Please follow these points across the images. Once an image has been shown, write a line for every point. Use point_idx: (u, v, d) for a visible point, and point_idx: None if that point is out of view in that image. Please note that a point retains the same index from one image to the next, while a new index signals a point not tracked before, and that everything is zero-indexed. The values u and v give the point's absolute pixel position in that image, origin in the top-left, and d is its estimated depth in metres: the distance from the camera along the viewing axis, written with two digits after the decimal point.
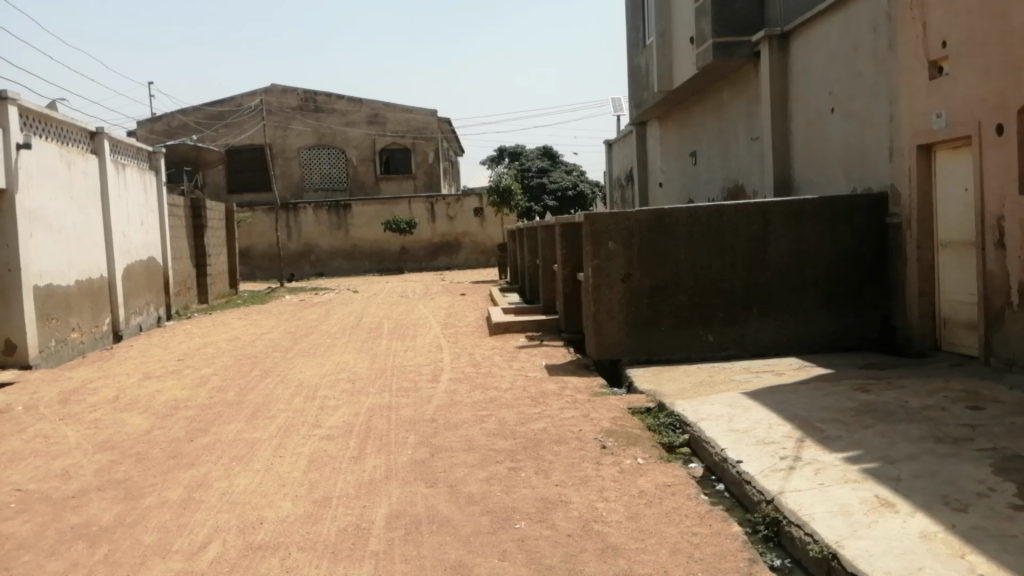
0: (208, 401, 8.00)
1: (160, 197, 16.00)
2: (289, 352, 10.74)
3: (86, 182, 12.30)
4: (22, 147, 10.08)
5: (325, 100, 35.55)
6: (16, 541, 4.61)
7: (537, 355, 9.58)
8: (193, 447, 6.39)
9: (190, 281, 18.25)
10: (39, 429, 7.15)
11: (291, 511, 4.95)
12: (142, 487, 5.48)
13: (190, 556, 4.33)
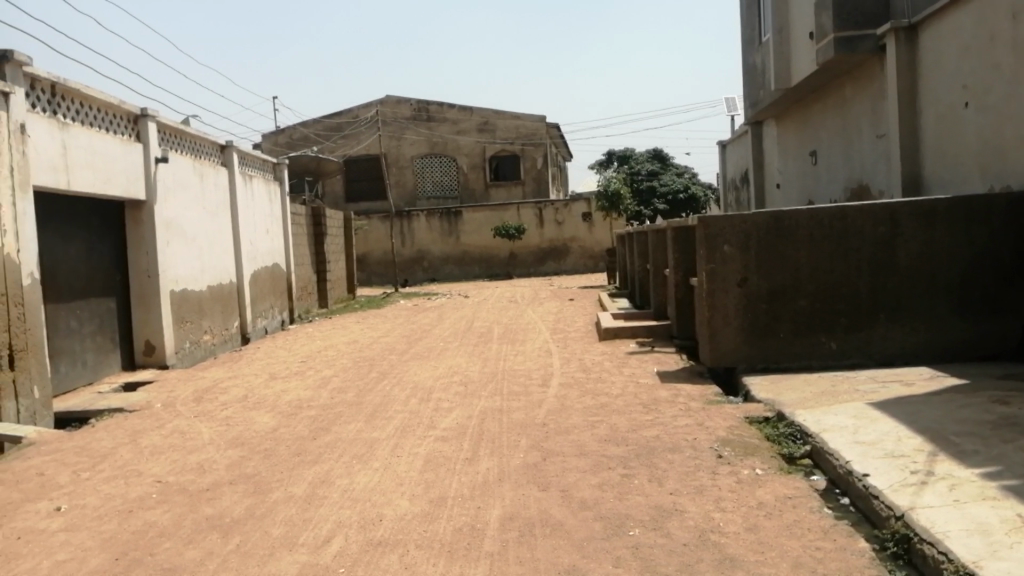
0: (330, 402, 8.32)
1: (284, 206, 16.78)
2: (404, 355, 11.02)
3: (217, 192, 13.05)
4: (160, 161, 10.81)
5: (437, 109, 36.33)
6: (157, 529, 4.93)
7: (649, 362, 9.47)
8: (316, 445, 6.66)
9: (311, 287, 19.04)
10: (176, 426, 7.62)
11: (408, 510, 5.08)
12: (270, 482, 5.76)
13: (315, 549, 4.51)
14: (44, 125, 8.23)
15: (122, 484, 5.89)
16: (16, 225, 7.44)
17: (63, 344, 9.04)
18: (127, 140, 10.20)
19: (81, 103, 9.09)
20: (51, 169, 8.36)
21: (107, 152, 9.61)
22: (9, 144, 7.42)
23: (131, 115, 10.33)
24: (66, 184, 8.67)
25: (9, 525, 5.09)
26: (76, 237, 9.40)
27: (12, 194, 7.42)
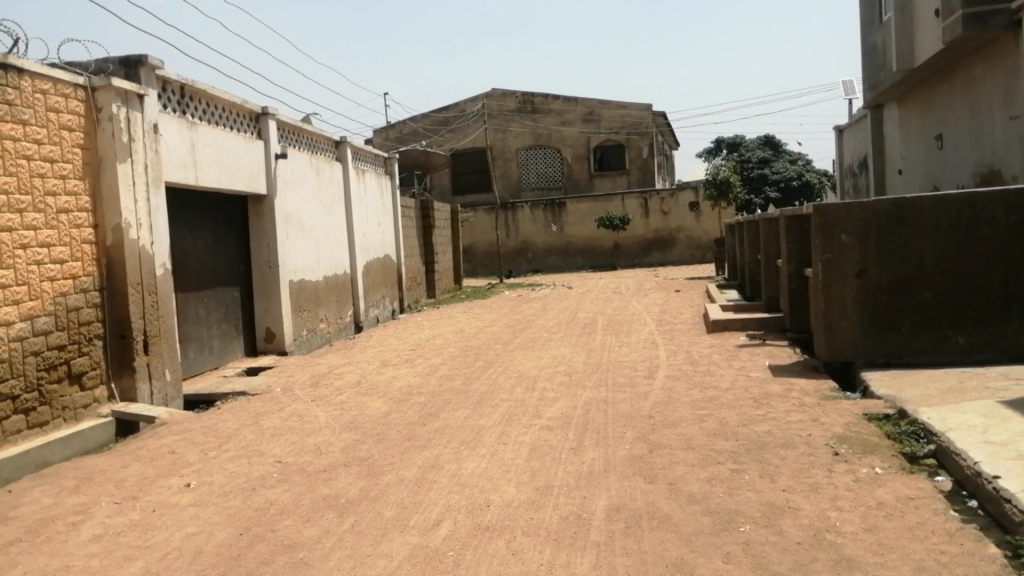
0: (438, 389, 8.51)
1: (395, 199, 17.22)
2: (509, 345, 11.14)
3: (332, 186, 13.53)
4: (278, 157, 11.32)
5: (543, 101, 36.24)
6: (278, 506, 5.18)
7: (760, 355, 9.22)
8: (426, 431, 6.84)
9: (420, 278, 19.48)
10: (295, 409, 7.98)
11: (515, 497, 5.15)
12: (383, 465, 5.95)
13: (425, 531, 4.64)
14: (174, 124, 8.74)
15: (246, 463, 6.21)
16: (149, 218, 7.94)
17: (193, 331, 9.60)
18: (249, 137, 10.70)
19: (206, 102, 9.60)
20: (180, 166, 8.87)
21: (231, 149, 10.12)
22: (143, 143, 7.91)
23: (252, 113, 10.84)
24: (194, 179, 9.19)
25: (145, 498, 5.46)
26: (203, 230, 9.96)
27: (145, 190, 7.92)
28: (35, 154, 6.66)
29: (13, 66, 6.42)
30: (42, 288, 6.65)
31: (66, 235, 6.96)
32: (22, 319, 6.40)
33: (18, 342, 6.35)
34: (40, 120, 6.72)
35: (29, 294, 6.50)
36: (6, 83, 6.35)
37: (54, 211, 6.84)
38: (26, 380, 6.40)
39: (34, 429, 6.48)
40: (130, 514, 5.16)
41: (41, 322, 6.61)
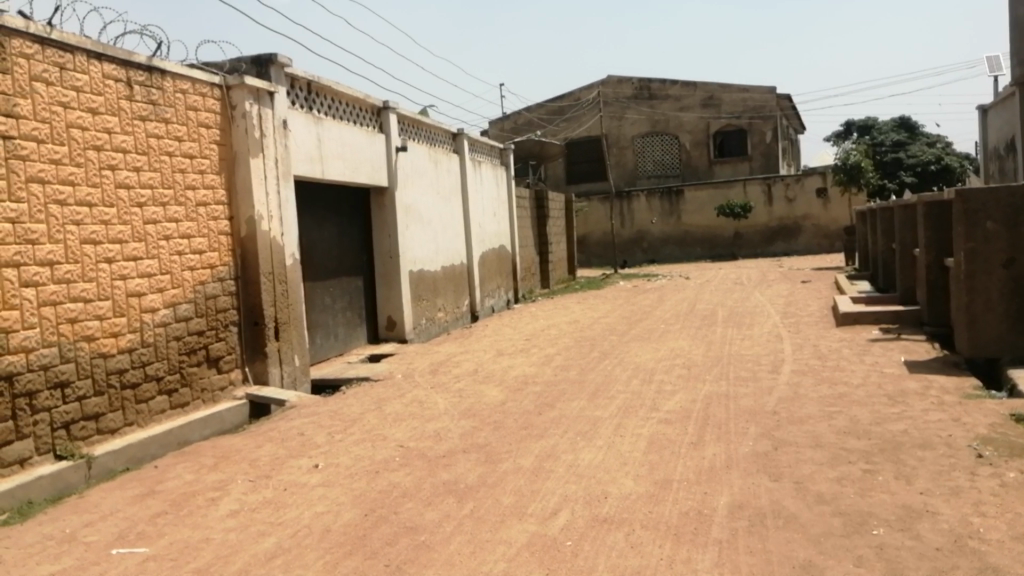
0: (553, 379, 8.52)
1: (510, 189, 17.35)
2: (625, 336, 11.02)
3: (450, 178, 13.76)
4: (399, 149, 11.60)
5: (660, 87, 35.57)
6: (400, 489, 5.32)
7: (894, 350, 8.73)
8: (542, 420, 6.86)
9: (534, 268, 19.55)
10: (416, 395, 8.18)
11: (633, 490, 5.08)
12: (500, 453, 6.01)
13: (543, 520, 4.65)
14: (302, 119, 9.11)
15: (369, 447, 6.42)
16: (279, 210, 8.31)
17: (320, 319, 9.99)
18: (371, 130, 11.02)
19: (332, 98, 9.95)
20: (307, 160, 9.23)
21: (354, 143, 10.45)
22: (273, 139, 8.28)
23: (374, 108, 11.16)
24: (320, 173, 9.54)
25: (276, 477, 5.73)
26: (328, 222, 10.34)
27: (275, 184, 8.28)
28: (176, 150, 7.07)
29: (156, 68, 6.85)
30: (182, 277, 7.07)
31: (204, 227, 7.37)
32: (165, 306, 6.83)
33: (162, 327, 6.78)
34: (180, 118, 7.13)
35: (171, 283, 6.92)
36: (150, 84, 6.78)
37: (193, 205, 7.26)
38: (169, 363, 6.83)
39: (177, 409, 6.92)
40: (263, 492, 5.43)
41: (182, 308, 7.03)
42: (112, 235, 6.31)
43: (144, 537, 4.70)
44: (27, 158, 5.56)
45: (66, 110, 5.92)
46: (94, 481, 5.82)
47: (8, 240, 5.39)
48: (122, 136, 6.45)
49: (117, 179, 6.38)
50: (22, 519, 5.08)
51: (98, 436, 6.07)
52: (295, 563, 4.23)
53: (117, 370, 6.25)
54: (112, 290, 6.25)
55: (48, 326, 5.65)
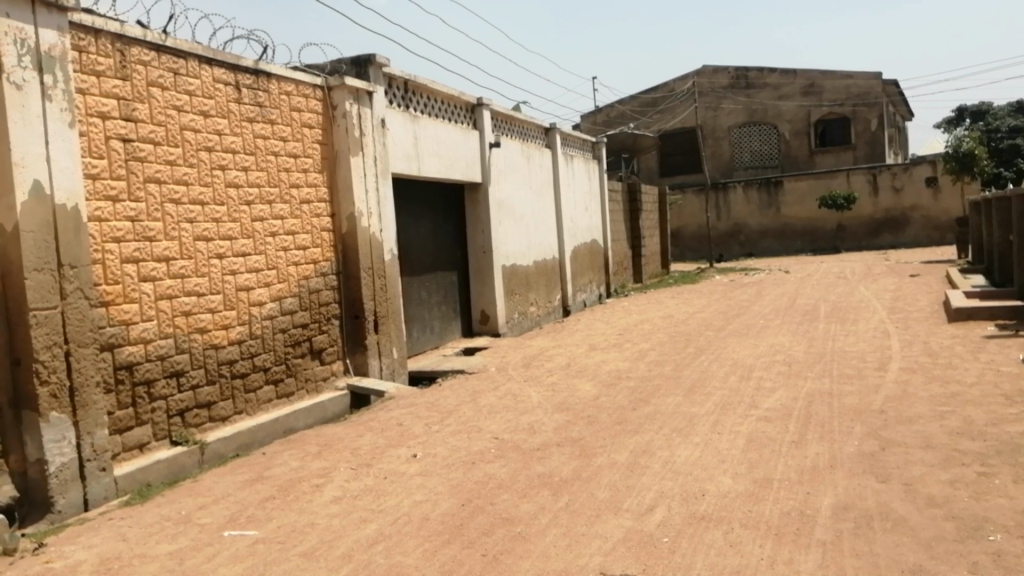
0: (647, 374, 8.44)
1: (602, 183, 17.25)
2: (722, 332, 10.78)
3: (542, 173, 13.80)
4: (492, 146, 11.71)
5: (757, 75, 34.62)
6: (496, 481, 5.39)
7: (1013, 347, 8.25)
8: (637, 415, 6.80)
9: (626, 262, 19.36)
10: (509, 388, 8.26)
11: (732, 488, 4.98)
12: (595, 447, 6.00)
13: (640, 516, 4.62)
14: (399, 118, 9.32)
15: (465, 438, 6.51)
16: (378, 207, 8.53)
17: (416, 312, 10.21)
18: (465, 127, 11.16)
19: (427, 96, 10.13)
20: (404, 157, 9.44)
21: (449, 140, 10.61)
22: (372, 137, 8.50)
23: (468, 105, 11.31)
24: (417, 170, 9.73)
25: (376, 466, 5.89)
26: (424, 218, 10.54)
27: (374, 181, 8.50)
28: (281, 150, 7.35)
29: (262, 71, 7.13)
30: (288, 272, 7.35)
31: (307, 224, 7.64)
32: (271, 300, 7.12)
33: (269, 320, 7.07)
34: (285, 119, 7.41)
35: (278, 277, 7.21)
36: (257, 87, 7.07)
37: (297, 202, 7.53)
38: (275, 355, 7.12)
39: (282, 398, 7.21)
40: (364, 480, 5.60)
41: (288, 302, 7.32)
42: (223, 232, 6.62)
43: (253, 520, 4.92)
44: (145, 160, 5.89)
45: (180, 113, 6.24)
46: (206, 466, 6.13)
47: (128, 237, 5.72)
48: (231, 137, 6.75)
49: (226, 179, 6.69)
50: (142, 500, 5.40)
51: (210, 423, 6.38)
52: (395, 549, 4.35)
53: (228, 361, 6.56)
54: (222, 284, 6.56)
55: (165, 318, 5.98)
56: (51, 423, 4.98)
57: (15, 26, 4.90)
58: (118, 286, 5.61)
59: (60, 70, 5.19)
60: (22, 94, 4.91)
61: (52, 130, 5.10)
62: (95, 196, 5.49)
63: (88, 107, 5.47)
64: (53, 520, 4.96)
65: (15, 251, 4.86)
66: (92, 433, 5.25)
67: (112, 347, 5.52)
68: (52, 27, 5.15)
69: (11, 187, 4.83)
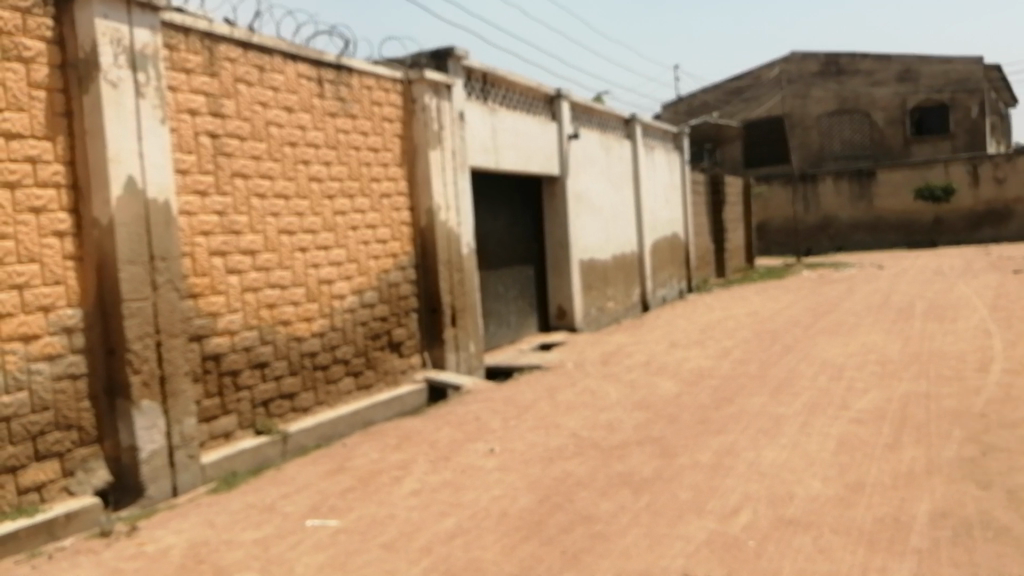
0: (731, 372, 8.20)
1: (684, 175, 16.89)
2: (810, 329, 10.40)
3: (622, 165, 13.59)
4: (571, 137, 11.59)
5: (849, 62, 33.38)
6: (574, 478, 5.31)
7: None
8: (720, 415, 6.60)
9: (709, 256, 18.93)
10: (587, 384, 8.17)
11: (822, 492, 4.77)
12: (676, 446, 5.84)
13: (724, 518, 4.46)
14: (478, 111, 9.31)
15: (543, 434, 6.45)
16: (457, 201, 8.54)
17: (494, 306, 10.20)
18: (544, 119, 11.07)
19: (506, 88, 10.09)
20: (483, 150, 9.42)
21: (528, 132, 10.54)
22: (451, 130, 8.51)
23: (547, 97, 11.22)
24: (495, 163, 9.70)
25: (455, 460, 5.89)
26: (502, 212, 10.52)
27: (453, 174, 8.51)
28: (363, 144, 7.43)
29: (345, 66, 7.21)
30: (369, 265, 7.43)
31: (388, 218, 7.71)
32: (352, 293, 7.21)
33: (350, 312, 7.17)
34: (367, 113, 7.49)
35: (359, 271, 7.29)
36: (339, 82, 7.16)
37: (378, 196, 7.60)
38: (356, 346, 7.21)
39: (363, 390, 7.30)
40: (443, 473, 5.60)
41: (369, 295, 7.40)
42: (306, 226, 6.73)
43: (335, 510, 4.98)
44: (231, 154, 6.03)
45: (265, 109, 6.36)
46: (289, 455, 6.26)
47: (216, 231, 5.87)
48: (315, 132, 6.85)
49: (309, 173, 6.79)
50: (228, 488, 5.54)
51: (293, 413, 6.51)
52: (473, 544, 4.32)
53: (310, 352, 6.68)
54: (305, 277, 6.68)
55: (250, 310, 6.11)
56: (142, 411, 5.15)
57: (111, 26, 5.07)
58: (206, 278, 5.76)
59: (153, 68, 5.35)
60: (117, 92, 5.08)
61: (145, 127, 5.26)
62: (185, 191, 5.64)
63: (178, 104, 5.63)
64: (144, 505, 5.13)
65: (110, 243, 5.03)
66: (181, 422, 5.41)
67: (200, 337, 5.67)
68: (145, 26, 5.31)
69: (105, 182, 5.00)
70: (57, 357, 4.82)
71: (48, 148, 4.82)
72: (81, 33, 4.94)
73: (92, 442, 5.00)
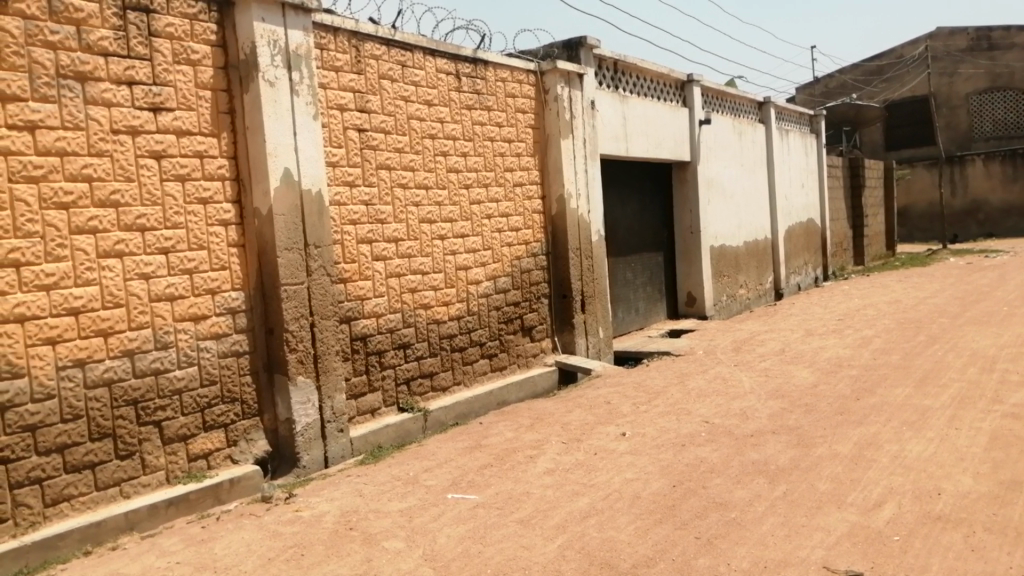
0: (872, 363, 7.90)
1: (820, 158, 16.27)
2: (959, 319, 9.85)
3: (755, 149, 13.25)
4: (703, 123, 11.41)
5: (1003, 35, 31.11)
6: (708, 465, 5.31)
7: None
8: (860, 406, 6.41)
9: (846, 242, 18.16)
10: (719, 372, 8.09)
11: (973, 488, 4.57)
12: (814, 437, 5.72)
13: (866, 511, 4.37)
14: (608, 99, 9.35)
15: (675, 420, 6.47)
16: (587, 188, 8.62)
17: (622, 293, 10.23)
18: (675, 105, 10.96)
19: (637, 75, 10.06)
20: (613, 137, 9.46)
21: (659, 118, 10.48)
22: (582, 119, 8.60)
23: (677, 82, 11.10)
24: (625, 150, 9.71)
25: (587, 442, 6.01)
26: (632, 198, 10.51)
27: (584, 163, 8.60)
28: (497, 135, 7.63)
29: (481, 59, 7.43)
30: (502, 252, 7.64)
31: (520, 206, 7.90)
32: (487, 279, 7.44)
33: (485, 297, 7.41)
34: (501, 105, 7.68)
35: (493, 257, 7.52)
36: (475, 75, 7.38)
37: (511, 185, 7.79)
38: (490, 330, 7.44)
39: (496, 372, 7.54)
40: (575, 454, 5.74)
41: (502, 281, 7.61)
42: (445, 214, 7.00)
43: (473, 485, 5.21)
44: (377, 148, 6.35)
45: (407, 104, 6.65)
46: (430, 432, 6.57)
47: (363, 220, 6.21)
48: (452, 124, 7.11)
49: (448, 164, 7.06)
50: (375, 461, 5.89)
51: (432, 392, 6.82)
52: (608, 524, 4.42)
53: (448, 335, 6.96)
54: (444, 264, 6.96)
55: (394, 294, 6.44)
56: (298, 386, 5.54)
57: (269, 29, 5.45)
58: (354, 264, 6.12)
59: (306, 68, 5.71)
60: (275, 91, 5.47)
61: (299, 122, 5.63)
62: (336, 182, 6.01)
63: (329, 101, 5.99)
64: (299, 474, 5.53)
65: (269, 231, 5.44)
66: (332, 398, 5.79)
67: (349, 319, 6.05)
68: (299, 28, 5.67)
69: (265, 175, 5.40)
70: (223, 337, 5.25)
71: (214, 144, 5.25)
72: (242, 37, 5.34)
73: (253, 415, 5.44)
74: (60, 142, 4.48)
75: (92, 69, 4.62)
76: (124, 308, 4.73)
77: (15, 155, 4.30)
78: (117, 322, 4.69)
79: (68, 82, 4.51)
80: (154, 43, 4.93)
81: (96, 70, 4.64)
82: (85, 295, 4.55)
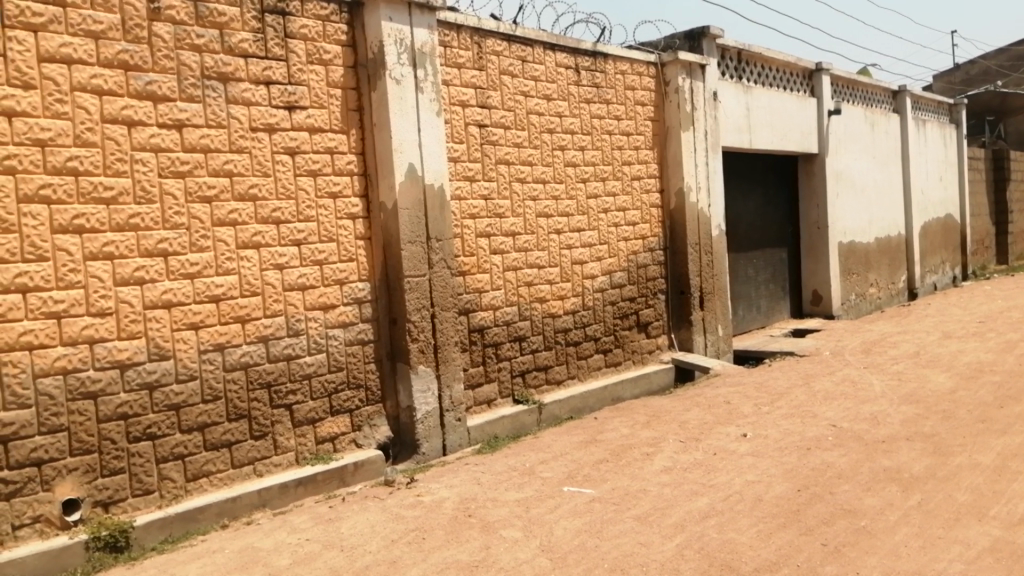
0: (1018, 369, 7.36)
1: (961, 150, 15.27)
2: None
3: (888, 140, 12.58)
4: (831, 113, 10.92)
5: None
6: (835, 470, 5.10)
7: None
8: (1005, 414, 5.99)
9: (989, 240, 16.98)
10: (847, 374, 7.75)
11: None
12: (952, 445, 5.40)
13: (1010, 526, 4.09)
14: (732, 89, 9.10)
15: (799, 422, 6.25)
16: (708, 182, 8.43)
17: (742, 290, 9.95)
18: (802, 95, 10.55)
19: (762, 65, 9.74)
20: (736, 130, 9.20)
21: (784, 109, 10.11)
22: (704, 111, 8.40)
23: (805, 72, 10.68)
24: (748, 143, 9.43)
25: (705, 441, 5.89)
26: (754, 192, 10.20)
27: (705, 155, 8.40)
28: (615, 129, 7.57)
29: (600, 52, 7.39)
30: (618, 246, 7.59)
31: (638, 201, 7.82)
32: (603, 274, 7.41)
33: (600, 292, 7.38)
34: (620, 98, 7.62)
35: (609, 252, 7.48)
36: (594, 69, 7.35)
37: (629, 178, 7.72)
38: (605, 325, 7.41)
39: (611, 367, 7.50)
40: (694, 453, 5.63)
41: (618, 276, 7.56)
42: (562, 209, 7.01)
43: (589, 479, 5.21)
44: (496, 143, 6.44)
45: (527, 99, 6.70)
46: (544, 425, 6.61)
47: (482, 213, 6.31)
48: (571, 119, 7.11)
49: (566, 158, 7.06)
50: (492, 451, 5.98)
51: (547, 385, 6.85)
52: (729, 526, 4.33)
53: (564, 329, 6.98)
54: (560, 258, 6.98)
55: (511, 287, 6.52)
56: (419, 375, 5.70)
57: (396, 28, 5.61)
58: (473, 257, 6.22)
59: (430, 65, 5.85)
60: (401, 88, 5.62)
61: (422, 118, 5.77)
62: (457, 177, 6.13)
63: (451, 97, 6.11)
64: (419, 461, 5.68)
65: (394, 224, 5.60)
66: (451, 387, 5.92)
67: (467, 311, 6.16)
68: (424, 26, 5.81)
69: (391, 170, 5.56)
70: (349, 325, 5.46)
71: (343, 140, 5.46)
72: (370, 36, 5.52)
73: (376, 402, 5.64)
74: (203, 139, 4.76)
75: (233, 70, 4.89)
76: (260, 296, 5.00)
77: (164, 151, 4.60)
78: (253, 310, 4.96)
79: (211, 82, 4.80)
80: (290, 44, 5.17)
81: (237, 71, 4.91)
82: (225, 284, 4.83)
